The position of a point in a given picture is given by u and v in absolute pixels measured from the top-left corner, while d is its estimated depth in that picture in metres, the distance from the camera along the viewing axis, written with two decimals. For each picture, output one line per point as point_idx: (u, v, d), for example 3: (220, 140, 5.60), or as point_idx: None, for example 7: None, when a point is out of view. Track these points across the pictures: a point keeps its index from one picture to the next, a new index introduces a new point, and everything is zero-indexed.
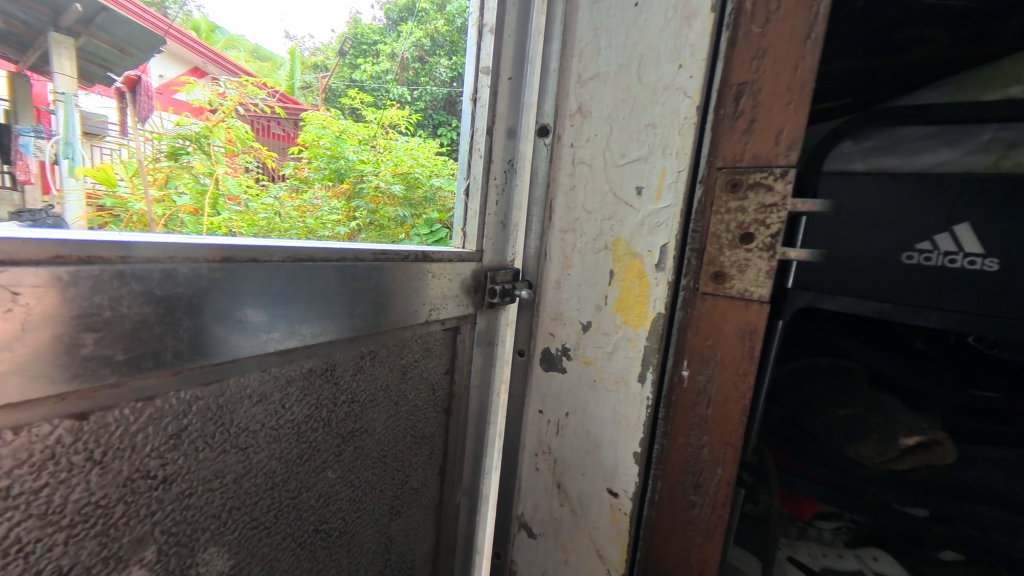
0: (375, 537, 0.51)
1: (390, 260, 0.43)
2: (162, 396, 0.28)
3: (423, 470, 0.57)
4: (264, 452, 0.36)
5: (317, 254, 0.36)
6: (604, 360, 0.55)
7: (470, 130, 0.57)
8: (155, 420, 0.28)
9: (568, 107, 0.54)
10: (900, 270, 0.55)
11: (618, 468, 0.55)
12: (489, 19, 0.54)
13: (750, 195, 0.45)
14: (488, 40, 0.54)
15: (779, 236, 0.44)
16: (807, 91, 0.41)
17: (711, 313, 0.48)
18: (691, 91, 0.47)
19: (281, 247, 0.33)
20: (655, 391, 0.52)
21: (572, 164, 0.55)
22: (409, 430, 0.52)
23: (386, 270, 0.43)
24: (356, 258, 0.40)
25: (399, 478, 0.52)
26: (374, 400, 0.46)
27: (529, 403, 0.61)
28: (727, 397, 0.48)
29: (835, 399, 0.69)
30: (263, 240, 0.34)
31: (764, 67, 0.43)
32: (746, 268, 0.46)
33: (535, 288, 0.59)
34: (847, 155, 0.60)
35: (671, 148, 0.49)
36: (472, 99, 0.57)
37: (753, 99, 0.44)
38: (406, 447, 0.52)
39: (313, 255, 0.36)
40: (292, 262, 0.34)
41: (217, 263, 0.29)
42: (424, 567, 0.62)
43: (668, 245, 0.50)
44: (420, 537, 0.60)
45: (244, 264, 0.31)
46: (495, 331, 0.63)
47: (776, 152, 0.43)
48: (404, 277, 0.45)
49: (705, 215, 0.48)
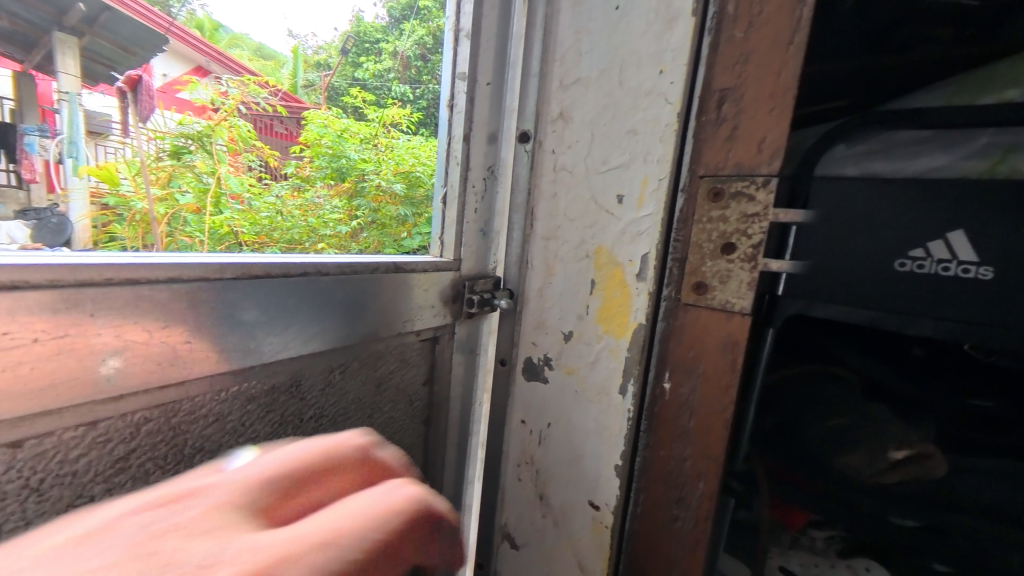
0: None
1: (357, 273, 0.42)
2: (106, 421, 0.28)
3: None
4: None
5: (277, 270, 0.35)
6: (586, 370, 0.54)
7: (448, 137, 0.56)
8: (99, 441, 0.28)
9: (550, 112, 0.53)
10: (891, 277, 0.54)
11: (600, 480, 0.54)
12: (465, 22, 0.53)
13: (732, 204, 0.44)
14: (464, 45, 0.53)
15: (761, 247, 0.43)
16: (790, 97, 0.40)
17: (693, 324, 0.47)
18: (673, 97, 0.46)
19: (232, 264, 0.32)
20: (637, 404, 0.51)
21: (554, 171, 0.54)
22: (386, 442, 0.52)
23: (352, 285, 0.42)
24: (319, 272, 0.39)
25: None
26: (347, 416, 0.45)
27: (514, 413, 0.60)
28: (709, 409, 0.47)
29: (826, 407, 0.67)
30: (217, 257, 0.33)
31: (747, 72, 0.42)
32: (728, 279, 0.44)
33: (518, 294, 0.58)
34: (840, 159, 0.59)
35: (653, 155, 0.47)
36: (449, 105, 0.56)
37: (736, 105, 0.43)
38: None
39: (269, 271, 0.35)
40: (247, 278, 0.33)
41: (164, 279, 0.29)
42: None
43: (649, 254, 0.49)
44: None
45: (192, 282, 0.30)
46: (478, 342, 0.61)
47: (759, 161, 0.42)
48: (371, 293, 0.44)
49: (687, 224, 0.47)
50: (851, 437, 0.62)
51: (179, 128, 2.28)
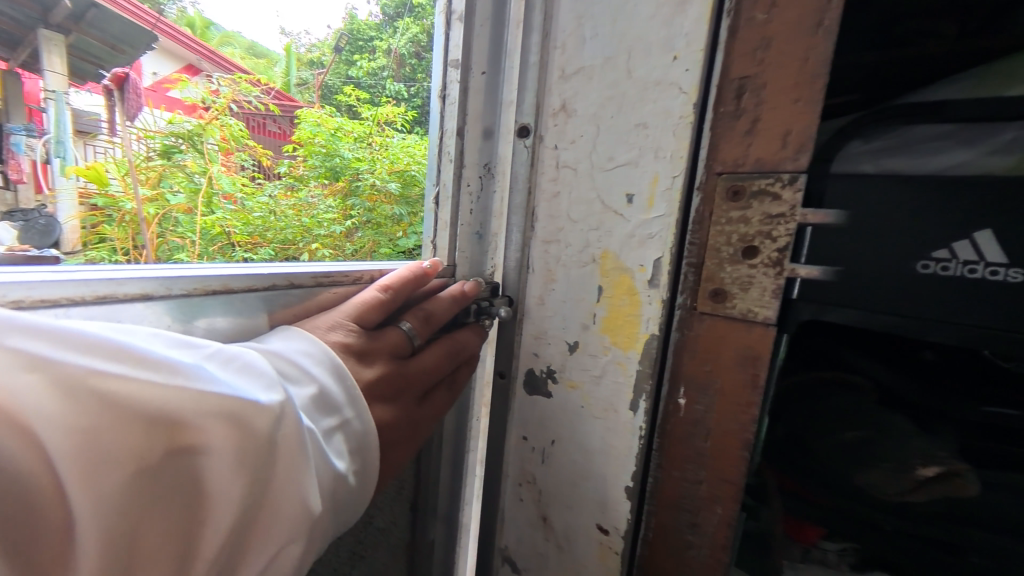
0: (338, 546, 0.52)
1: (321, 284, 0.48)
2: None
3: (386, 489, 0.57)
4: None
5: (235, 283, 0.41)
6: (591, 385, 0.50)
7: (440, 132, 0.55)
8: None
9: (551, 105, 0.49)
10: (915, 281, 0.49)
11: (608, 503, 0.50)
12: (457, 7, 0.51)
13: (753, 204, 0.40)
14: (456, 30, 0.51)
15: (787, 251, 0.39)
16: (819, 86, 0.36)
17: (709, 336, 0.43)
18: (686, 86, 0.42)
19: (184, 279, 0.38)
20: (647, 420, 0.47)
21: (555, 168, 0.50)
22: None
23: (314, 296, 0.47)
24: (288, 284, 0.45)
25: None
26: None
27: (512, 429, 0.56)
28: (726, 429, 0.43)
29: (843, 417, 0.63)
30: (162, 278, 0.37)
31: (768, 59, 0.38)
32: (749, 286, 0.40)
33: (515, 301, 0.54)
34: (855, 155, 0.53)
35: (664, 151, 0.43)
36: (440, 96, 0.54)
37: (756, 96, 0.39)
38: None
39: (229, 284, 0.41)
40: (199, 291, 0.39)
41: (97, 299, 0.33)
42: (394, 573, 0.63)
43: (661, 259, 0.45)
44: (389, 544, 0.61)
45: (132, 300, 0.35)
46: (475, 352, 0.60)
47: (783, 157, 0.38)
48: (338, 300, 0.49)
49: (703, 226, 0.43)
50: (872, 453, 0.60)
51: (170, 127, 2.15)
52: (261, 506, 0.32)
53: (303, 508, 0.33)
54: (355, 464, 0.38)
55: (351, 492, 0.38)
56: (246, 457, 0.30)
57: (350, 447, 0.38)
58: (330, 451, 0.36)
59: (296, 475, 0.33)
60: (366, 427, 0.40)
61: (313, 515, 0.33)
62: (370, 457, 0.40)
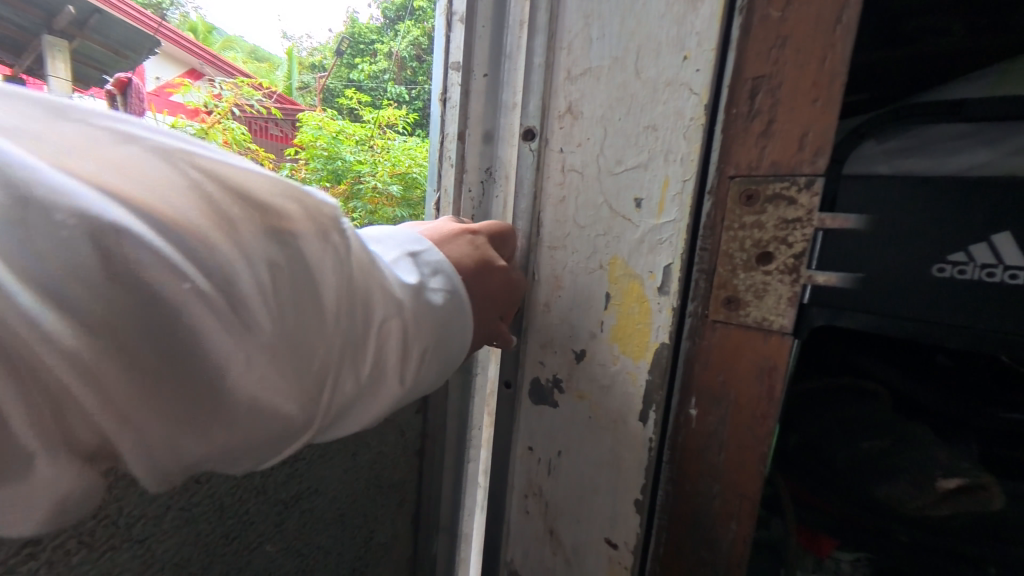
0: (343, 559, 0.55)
1: None
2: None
3: (384, 507, 0.58)
4: (170, 540, 0.36)
5: None
6: (600, 395, 0.48)
7: (443, 134, 0.56)
8: (18, 554, 0.27)
9: (556, 107, 0.48)
10: (930, 285, 0.46)
11: (617, 518, 0.48)
12: (457, 7, 0.51)
13: (768, 209, 0.38)
14: (456, 32, 0.52)
15: (803, 257, 0.38)
16: (838, 87, 0.35)
17: (722, 345, 0.42)
18: (697, 87, 0.41)
19: None
20: (658, 432, 0.45)
21: (561, 172, 0.48)
22: (357, 467, 0.52)
23: None
24: None
25: (354, 509, 0.54)
26: (318, 446, 0.46)
27: (518, 444, 0.55)
28: (741, 443, 0.41)
29: (862, 425, 0.61)
30: None
31: (784, 58, 0.37)
32: (764, 293, 0.39)
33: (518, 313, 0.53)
34: (870, 156, 0.51)
35: (675, 154, 0.42)
36: (441, 99, 0.55)
37: (771, 96, 0.38)
38: (353, 486, 0.52)
39: None
40: None
41: None
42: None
43: (672, 265, 0.43)
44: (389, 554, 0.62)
45: None
46: (478, 360, 0.59)
47: (800, 159, 0.37)
48: None
49: (715, 231, 0.41)
50: (891, 461, 0.58)
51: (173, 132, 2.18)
52: (359, 304, 0.31)
53: (389, 296, 0.33)
54: (435, 283, 0.38)
55: (442, 307, 0.37)
56: (327, 235, 0.30)
57: (421, 268, 0.37)
58: (402, 269, 0.36)
59: (375, 266, 0.32)
60: (439, 258, 0.39)
61: (400, 301, 0.33)
62: (453, 280, 0.39)
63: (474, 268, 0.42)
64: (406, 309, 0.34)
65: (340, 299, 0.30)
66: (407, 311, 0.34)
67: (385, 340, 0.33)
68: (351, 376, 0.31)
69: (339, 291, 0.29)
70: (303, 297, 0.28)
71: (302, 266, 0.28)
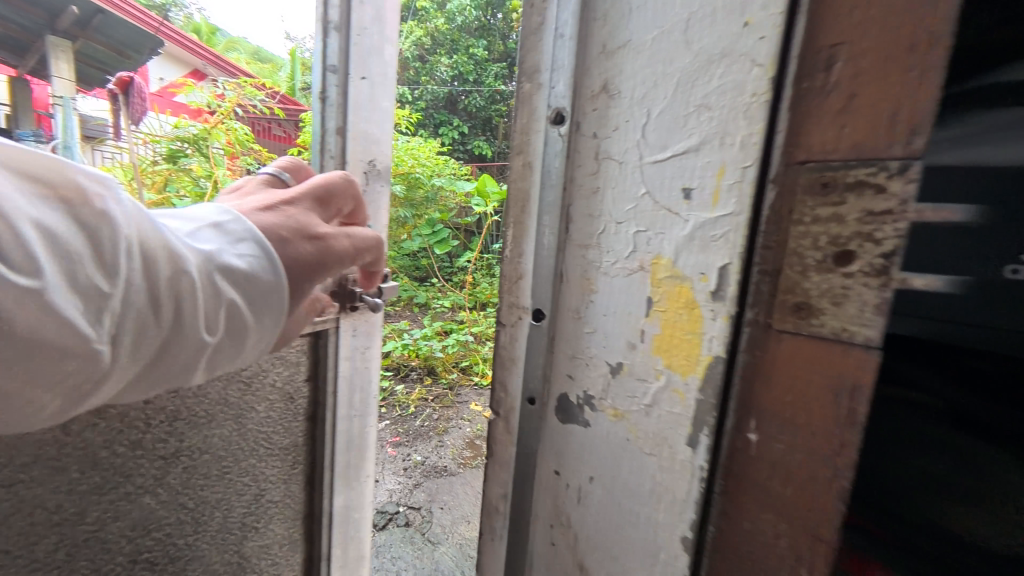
0: (268, 472, 0.99)
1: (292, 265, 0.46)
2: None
3: None
4: None
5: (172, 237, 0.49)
6: (638, 416, 0.42)
7: (323, 125, 0.96)
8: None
9: (590, 85, 0.42)
10: (995, 286, 0.48)
11: (659, 556, 0.42)
12: (332, 55, 0.93)
13: (851, 198, 0.32)
14: (341, 59, 0.94)
15: (898, 256, 0.31)
16: (939, 50, 0.29)
17: (787, 360, 0.36)
18: (762, 58, 0.35)
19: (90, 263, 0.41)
20: (710, 459, 0.39)
21: (595, 157, 0.43)
22: (240, 426, 0.91)
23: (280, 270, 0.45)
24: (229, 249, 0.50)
25: (267, 444, 0.97)
26: None
27: (542, 468, 0.49)
28: (811, 474, 0.35)
29: (924, 440, 0.53)
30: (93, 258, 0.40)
31: (870, 18, 0.31)
32: (845, 300, 0.33)
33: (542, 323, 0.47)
34: (935, 144, 0.51)
35: (732, 134, 0.36)
36: (321, 98, 0.95)
37: (855, 65, 0.31)
38: (272, 427, 0.98)
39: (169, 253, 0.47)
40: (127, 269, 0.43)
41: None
42: (294, 504, 1.07)
43: (728, 267, 0.37)
44: None
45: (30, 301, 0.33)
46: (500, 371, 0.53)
47: (890, 138, 0.31)
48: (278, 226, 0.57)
49: (782, 226, 0.35)
50: (963, 480, 0.51)
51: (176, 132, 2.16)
52: (169, 294, 0.37)
53: (195, 285, 0.39)
54: (248, 261, 0.43)
55: (249, 282, 0.43)
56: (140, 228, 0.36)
57: (241, 246, 0.43)
58: (227, 251, 0.42)
59: (187, 257, 0.38)
60: (249, 231, 0.44)
61: (196, 274, 0.39)
62: (262, 245, 0.44)
63: (295, 243, 0.48)
64: (215, 288, 0.40)
65: (155, 287, 0.36)
66: (205, 288, 0.39)
67: (195, 316, 0.39)
68: (154, 343, 0.37)
69: (158, 278, 0.36)
70: (74, 250, 0.32)
71: (105, 244, 0.34)
